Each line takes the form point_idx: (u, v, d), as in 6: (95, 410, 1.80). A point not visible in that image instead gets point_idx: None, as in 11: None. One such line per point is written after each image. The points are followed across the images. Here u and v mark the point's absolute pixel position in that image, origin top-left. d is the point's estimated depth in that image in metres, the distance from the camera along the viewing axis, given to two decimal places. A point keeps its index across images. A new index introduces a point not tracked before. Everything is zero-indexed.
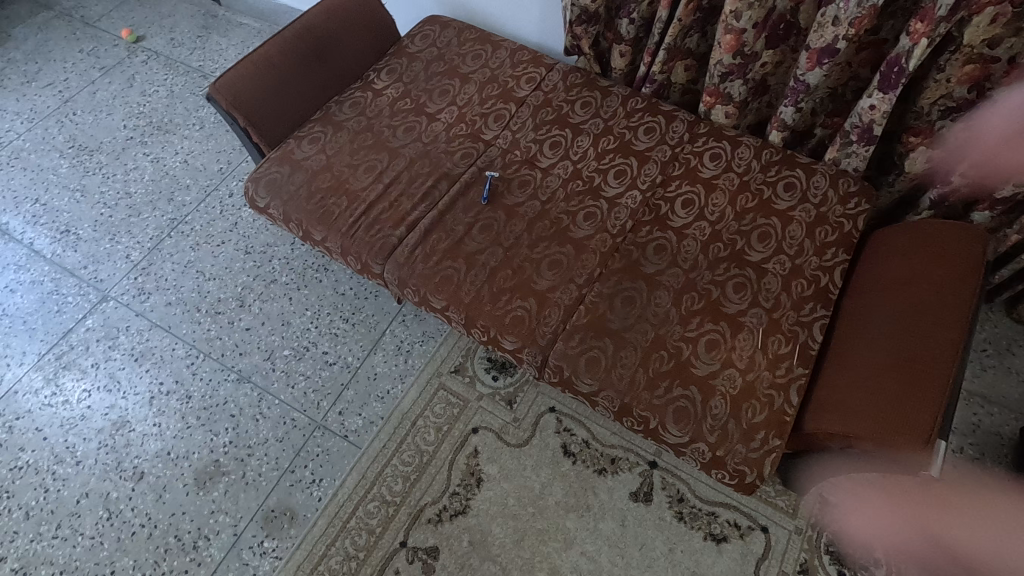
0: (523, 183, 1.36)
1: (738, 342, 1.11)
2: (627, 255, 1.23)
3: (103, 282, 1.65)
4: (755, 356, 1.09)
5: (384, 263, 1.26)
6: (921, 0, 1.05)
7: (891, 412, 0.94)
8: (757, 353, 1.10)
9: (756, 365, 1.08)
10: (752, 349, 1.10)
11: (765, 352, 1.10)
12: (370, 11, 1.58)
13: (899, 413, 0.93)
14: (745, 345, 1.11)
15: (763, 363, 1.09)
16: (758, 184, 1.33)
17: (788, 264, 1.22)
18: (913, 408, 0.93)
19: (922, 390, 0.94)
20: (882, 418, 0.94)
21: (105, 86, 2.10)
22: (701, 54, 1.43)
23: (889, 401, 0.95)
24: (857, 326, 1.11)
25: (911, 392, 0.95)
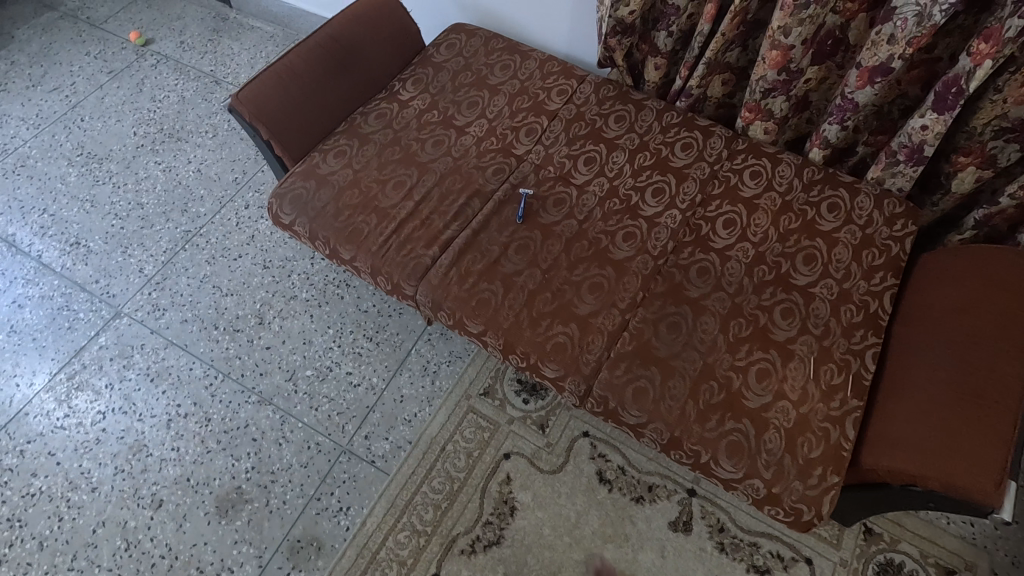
0: (558, 202, 1.31)
1: (789, 372, 1.07)
2: (670, 277, 1.19)
3: (115, 297, 1.59)
4: (807, 385, 1.05)
5: (417, 285, 1.21)
6: (984, 20, 1.01)
7: (955, 451, 0.90)
8: (809, 381, 1.06)
9: (809, 395, 1.05)
10: (804, 379, 1.06)
11: (817, 381, 1.06)
12: (395, 19, 1.53)
13: (965, 453, 0.89)
14: (797, 374, 1.07)
15: (814, 392, 1.05)
16: (801, 204, 1.29)
17: (835, 288, 1.18)
18: (978, 447, 0.89)
19: (987, 429, 0.90)
20: (946, 458, 0.90)
21: (113, 91, 2.04)
22: (740, 68, 1.39)
23: (952, 439, 0.91)
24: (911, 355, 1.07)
25: (975, 431, 0.91)
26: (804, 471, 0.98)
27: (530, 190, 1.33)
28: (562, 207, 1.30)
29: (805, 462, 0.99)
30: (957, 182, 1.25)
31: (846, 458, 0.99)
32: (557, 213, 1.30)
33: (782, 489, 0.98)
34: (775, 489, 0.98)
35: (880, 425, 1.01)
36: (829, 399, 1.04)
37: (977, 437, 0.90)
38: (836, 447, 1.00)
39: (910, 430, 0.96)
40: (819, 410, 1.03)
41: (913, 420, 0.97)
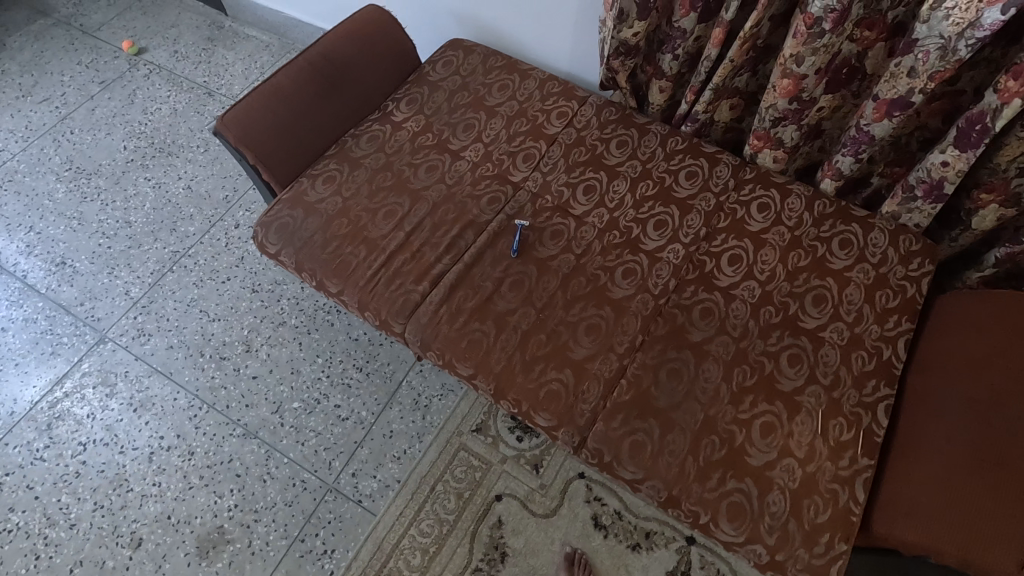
0: (556, 234, 1.25)
1: (796, 427, 1.01)
2: (671, 319, 1.13)
3: (100, 321, 1.55)
4: (815, 443, 0.99)
5: (405, 322, 1.16)
6: (1014, 54, 0.94)
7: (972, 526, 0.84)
8: (818, 439, 1.00)
9: (818, 454, 0.98)
10: (812, 435, 1.00)
11: (825, 439, 1.00)
12: (390, 36, 1.46)
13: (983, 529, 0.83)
14: (804, 429, 1.01)
15: (823, 452, 0.99)
16: (812, 240, 1.22)
17: (846, 333, 1.12)
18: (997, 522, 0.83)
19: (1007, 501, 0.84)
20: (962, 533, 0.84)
21: (104, 102, 1.99)
22: (749, 93, 1.32)
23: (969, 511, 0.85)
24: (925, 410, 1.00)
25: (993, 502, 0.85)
26: (810, 537, 0.92)
27: (526, 221, 1.26)
28: (559, 241, 1.24)
29: (811, 527, 0.93)
30: (978, 219, 1.18)
31: (855, 523, 0.93)
32: (553, 247, 1.24)
33: (785, 556, 0.92)
34: (778, 556, 0.92)
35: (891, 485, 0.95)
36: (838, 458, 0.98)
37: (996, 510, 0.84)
38: (844, 511, 0.94)
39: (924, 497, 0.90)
40: (827, 469, 0.97)
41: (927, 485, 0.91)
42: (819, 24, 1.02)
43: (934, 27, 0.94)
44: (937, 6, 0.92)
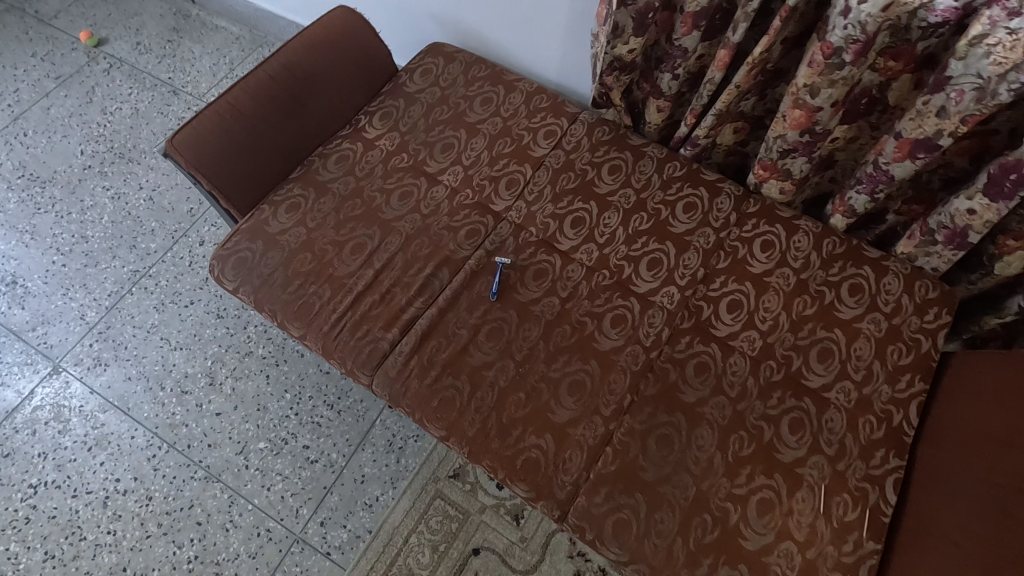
0: (541, 275, 1.14)
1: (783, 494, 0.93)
2: (663, 376, 1.03)
3: (53, 349, 1.44)
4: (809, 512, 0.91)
5: (372, 375, 1.06)
6: None
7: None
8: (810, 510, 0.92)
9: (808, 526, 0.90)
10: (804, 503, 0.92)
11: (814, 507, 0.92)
12: (363, 44, 1.34)
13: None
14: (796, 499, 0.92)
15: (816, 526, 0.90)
16: (819, 285, 1.12)
17: (853, 394, 1.02)
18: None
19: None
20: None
21: (60, 100, 1.84)
22: (755, 117, 1.19)
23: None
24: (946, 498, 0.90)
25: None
26: None
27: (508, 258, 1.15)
28: (544, 281, 1.13)
29: None
30: (1001, 265, 1.07)
31: None
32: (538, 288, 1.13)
33: None
34: None
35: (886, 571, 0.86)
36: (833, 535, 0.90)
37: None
38: None
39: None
40: (828, 555, 0.89)
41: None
42: (838, 54, 0.90)
43: (971, 65, 0.83)
44: (976, 43, 0.80)
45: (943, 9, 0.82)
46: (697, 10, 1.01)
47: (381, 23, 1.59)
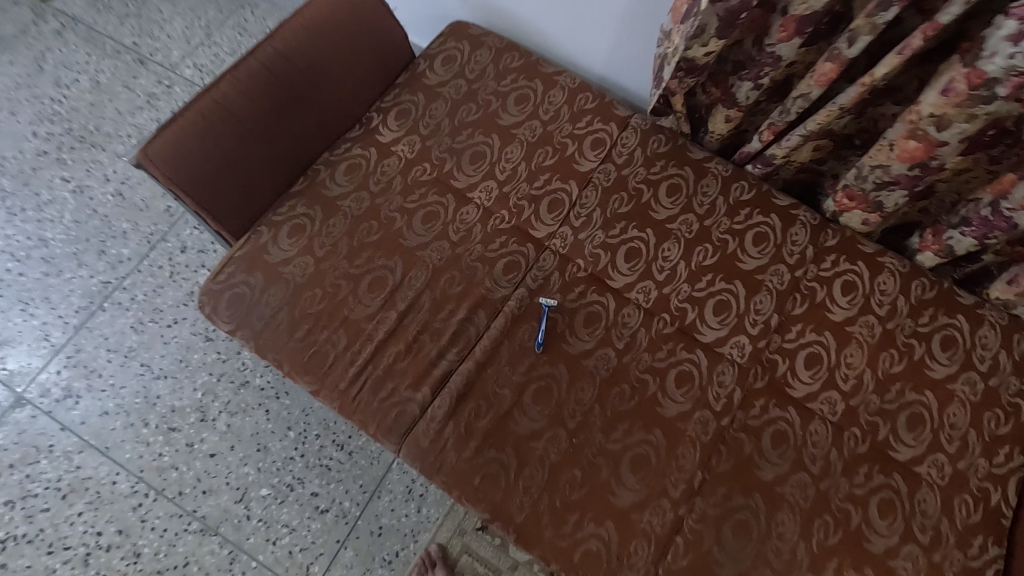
0: (593, 320, 0.98)
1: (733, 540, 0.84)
2: (737, 449, 0.90)
3: (13, 376, 1.25)
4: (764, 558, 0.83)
5: (400, 443, 0.90)
6: None
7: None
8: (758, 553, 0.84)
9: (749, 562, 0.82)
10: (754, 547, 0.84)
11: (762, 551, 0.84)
12: (376, 25, 1.11)
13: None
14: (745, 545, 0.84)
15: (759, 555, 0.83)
16: (907, 337, 0.99)
17: (948, 470, 0.91)
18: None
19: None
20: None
21: (4, 67, 1.56)
22: (844, 134, 1.01)
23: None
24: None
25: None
26: None
27: (554, 299, 0.99)
28: (596, 328, 0.98)
29: None
30: None
31: None
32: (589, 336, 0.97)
33: None
34: None
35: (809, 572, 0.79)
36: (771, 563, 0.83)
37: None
38: None
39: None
40: None
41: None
42: (989, 86, 0.74)
43: None
44: None
45: None
46: (807, 15, 0.82)
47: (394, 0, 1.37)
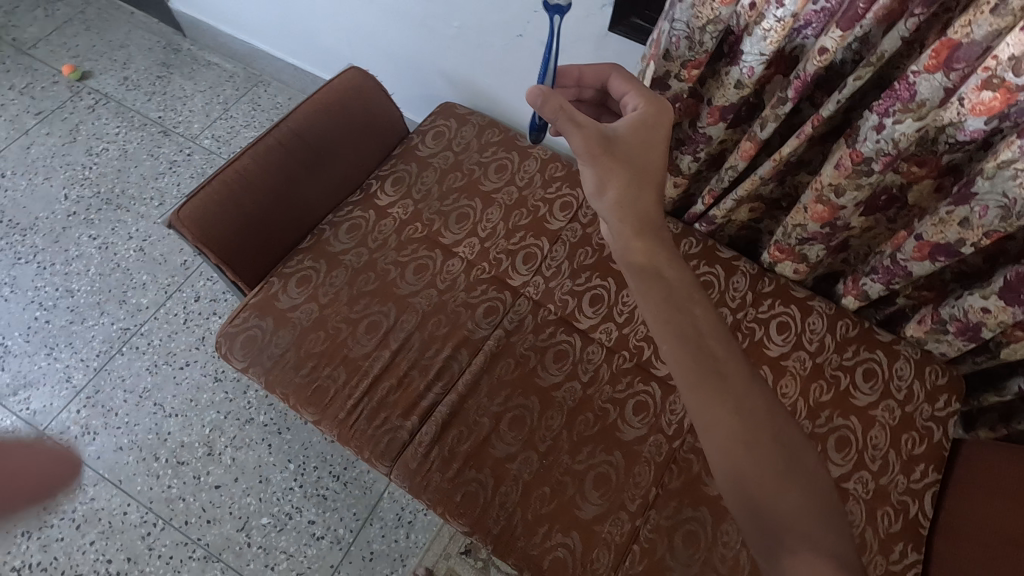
0: (619, 90, 0.87)
1: (630, 193, 0.80)
2: (687, 468, 1.03)
3: (37, 416, 1.36)
4: (655, 270, 0.81)
5: (391, 466, 1.03)
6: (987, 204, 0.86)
7: (742, 483, 0.67)
8: (639, 175, 0.80)
9: (626, 206, 0.80)
10: (643, 166, 0.80)
11: (641, 164, 0.80)
12: (371, 106, 1.31)
13: (774, 483, 0.67)
14: (641, 203, 0.81)
15: (641, 198, 0.81)
16: (834, 369, 1.14)
17: (870, 484, 1.05)
18: (779, 487, 0.67)
19: (827, 504, 0.68)
20: (735, 465, 0.68)
21: (41, 138, 1.74)
22: (772, 199, 1.19)
23: (764, 450, 0.69)
24: (638, 273, 0.81)
25: (826, 485, 0.70)
26: None
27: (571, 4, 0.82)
28: (605, 94, 0.93)
29: None
30: (1009, 351, 1.08)
31: None
32: (593, 97, 0.94)
33: None
34: None
35: (695, 318, 0.77)
36: (656, 245, 0.82)
37: (799, 479, 0.68)
38: None
39: (705, 371, 0.72)
40: None
41: (752, 386, 0.73)
42: (867, 163, 0.90)
43: (998, 185, 0.83)
44: (1005, 166, 0.80)
45: (973, 130, 0.80)
46: (725, 105, 0.99)
47: (397, 88, 1.62)
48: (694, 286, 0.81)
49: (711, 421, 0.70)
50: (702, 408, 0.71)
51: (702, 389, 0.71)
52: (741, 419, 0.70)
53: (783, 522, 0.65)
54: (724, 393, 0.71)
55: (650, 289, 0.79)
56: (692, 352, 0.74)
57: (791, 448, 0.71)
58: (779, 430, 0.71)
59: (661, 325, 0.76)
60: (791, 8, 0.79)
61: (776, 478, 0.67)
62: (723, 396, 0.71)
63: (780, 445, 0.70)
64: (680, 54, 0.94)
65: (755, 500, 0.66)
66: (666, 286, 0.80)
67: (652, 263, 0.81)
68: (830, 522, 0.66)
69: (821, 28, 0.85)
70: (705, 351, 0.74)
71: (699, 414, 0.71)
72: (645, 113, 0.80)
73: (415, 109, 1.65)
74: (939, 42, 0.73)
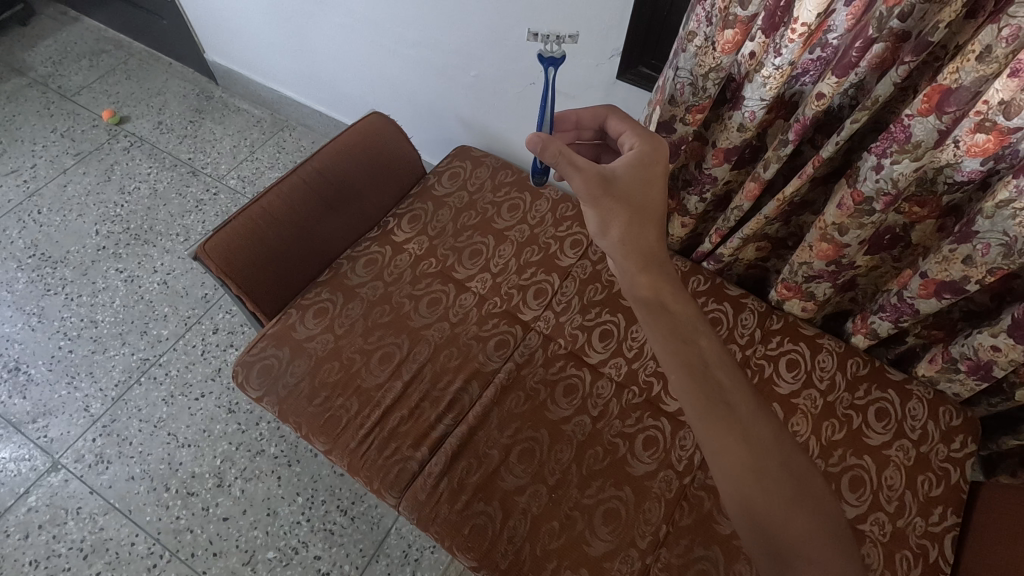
0: (616, 129, 0.90)
1: (632, 231, 0.85)
2: (697, 504, 1.01)
3: (53, 443, 1.39)
4: (660, 302, 0.87)
5: (400, 497, 1.03)
6: (990, 244, 0.88)
7: (751, 509, 0.71)
8: (640, 213, 0.84)
9: (629, 242, 0.86)
10: (643, 202, 0.84)
11: (641, 201, 0.84)
12: (391, 149, 1.38)
13: (782, 510, 0.71)
14: (644, 239, 0.86)
15: (642, 236, 0.86)
16: (846, 408, 1.14)
17: (887, 526, 1.03)
18: (788, 513, 0.70)
19: (836, 530, 0.71)
20: (743, 490, 0.72)
21: (78, 177, 1.84)
22: (778, 237, 1.22)
23: (771, 475, 0.73)
24: (645, 307, 0.87)
25: (835, 511, 0.73)
26: None
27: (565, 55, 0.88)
28: (604, 133, 0.96)
29: None
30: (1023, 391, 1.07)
31: None
32: (592, 137, 0.98)
33: None
34: None
35: (700, 349, 0.83)
36: (661, 279, 0.88)
37: (807, 505, 0.72)
38: None
39: (711, 400, 0.77)
40: None
41: (757, 415, 0.77)
42: (868, 202, 0.93)
43: (998, 224, 0.85)
44: (1003, 205, 0.82)
45: (970, 171, 0.83)
46: (729, 147, 1.03)
47: (417, 132, 1.71)
48: (699, 318, 0.87)
49: (720, 450, 0.74)
50: (710, 434, 0.76)
51: (710, 417, 0.76)
52: (749, 446, 0.74)
53: (792, 546, 0.68)
54: (731, 423, 0.75)
55: (656, 320, 0.85)
56: (697, 382, 0.79)
57: (798, 474, 0.74)
58: (787, 459, 0.75)
59: (669, 356, 0.82)
60: (788, 57, 0.83)
61: (783, 503, 0.71)
62: (730, 425, 0.75)
63: (787, 471, 0.74)
64: (685, 99, 0.99)
65: (763, 525, 0.70)
66: (671, 318, 0.86)
67: (657, 296, 0.87)
68: (838, 548, 0.69)
69: (819, 76, 0.90)
70: (711, 381, 0.79)
71: (707, 440, 0.75)
72: (642, 152, 0.83)
73: (433, 151, 1.73)
74: (930, 87, 0.78)
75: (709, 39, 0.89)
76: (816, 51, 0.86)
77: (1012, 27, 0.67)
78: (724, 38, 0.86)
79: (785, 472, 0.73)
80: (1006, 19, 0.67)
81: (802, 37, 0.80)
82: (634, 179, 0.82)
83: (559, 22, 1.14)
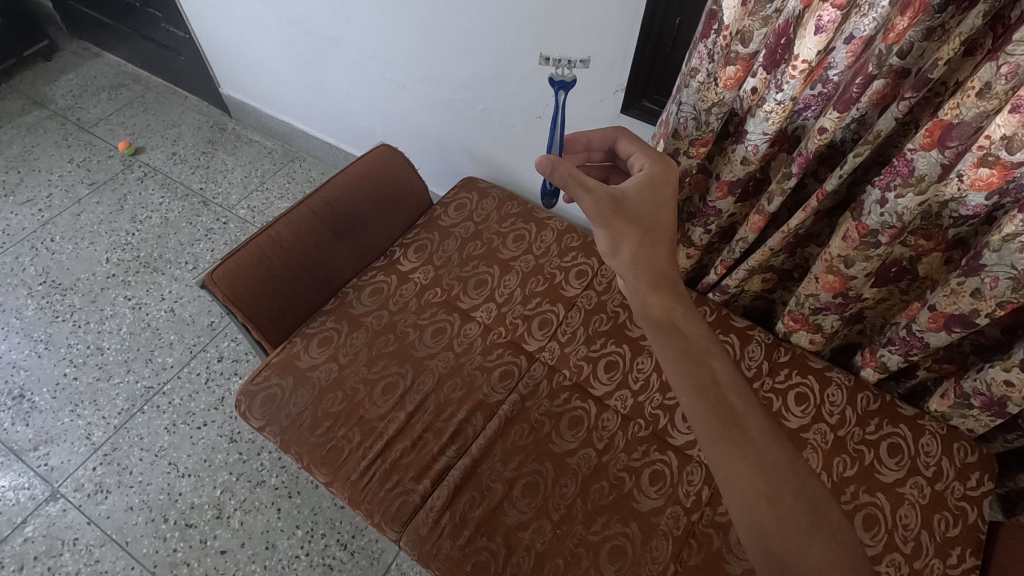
0: (627, 151, 0.91)
1: (643, 250, 0.84)
2: (706, 542, 0.98)
3: (53, 471, 1.37)
4: (671, 322, 0.86)
5: (401, 532, 1.01)
6: (999, 277, 0.87)
7: (765, 539, 0.69)
8: (650, 233, 0.84)
9: (639, 262, 0.85)
10: (653, 222, 0.84)
11: (652, 223, 0.84)
12: (399, 179, 1.40)
13: (799, 540, 0.69)
14: (655, 259, 0.86)
15: (652, 257, 0.85)
16: (857, 444, 1.11)
17: (903, 567, 0.99)
18: (805, 544, 0.68)
19: (857, 562, 0.69)
20: (757, 519, 0.71)
21: (92, 206, 1.87)
22: (784, 269, 1.22)
23: (785, 503, 0.71)
24: (656, 327, 0.86)
25: (854, 541, 0.71)
26: None
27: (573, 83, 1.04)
28: (614, 156, 0.97)
29: None
30: None
31: None
32: (602, 159, 0.99)
33: None
34: None
35: (712, 371, 0.82)
36: (673, 299, 0.87)
37: (825, 535, 0.70)
38: None
39: (724, 425, 0.76)
40: None
41: (772, 440, 0.76)
42: (874, 235, 0.93)
43: (1005, 257, 0.84)
44: (1010, 239, 0.82)
45: (975, 205, 0.83)
46: (732, 179, 1.04)
47: (425, 163, 1.74)
48: (712, 339, 0.86)
49: (732, 476, 0.73)
50: (723, 460, 0.74)
51: (723, 442, 0.75)
52: (763, 473, 0.73)
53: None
54: (744, 448, 0.74)
55: (667, 341, 0.84)
56: (708, 405, 0.78)
57: (814, 502, 0.73)
58: (803, 487, 0.73)
59: (679, 378, 0.81)
60: (789, 92, 0.84)
61: (800, 532, 0.69)
62: (743, 451, 0.74)
63: (803, 500, 0.72)
64: (688, 133, 1.00)
65: (779, 556, 0.69)
66: (683, 340, 0.85)
67: (669, 317, 0.86)
68: None
69: (820, 110, 0.91)
70: (723, 403, 0.78)
71: (719, 466, 0.74)
72: (653, 175, 0.83)
73: (441, 182, 1.75)
74: (932, 122, 0.78)
75: (711, 75, 0.90)
76: (817, 87, 0.88)
77: (1010, 64, 0.68)
78: (726, 74, 0.88)
79: (800, 500, 0.72)
80: (1004, 56, 0.68)
81: (803, 73, 0.81)
82: (644, 201, 0.82)
83: (566, 52, 1.15)
